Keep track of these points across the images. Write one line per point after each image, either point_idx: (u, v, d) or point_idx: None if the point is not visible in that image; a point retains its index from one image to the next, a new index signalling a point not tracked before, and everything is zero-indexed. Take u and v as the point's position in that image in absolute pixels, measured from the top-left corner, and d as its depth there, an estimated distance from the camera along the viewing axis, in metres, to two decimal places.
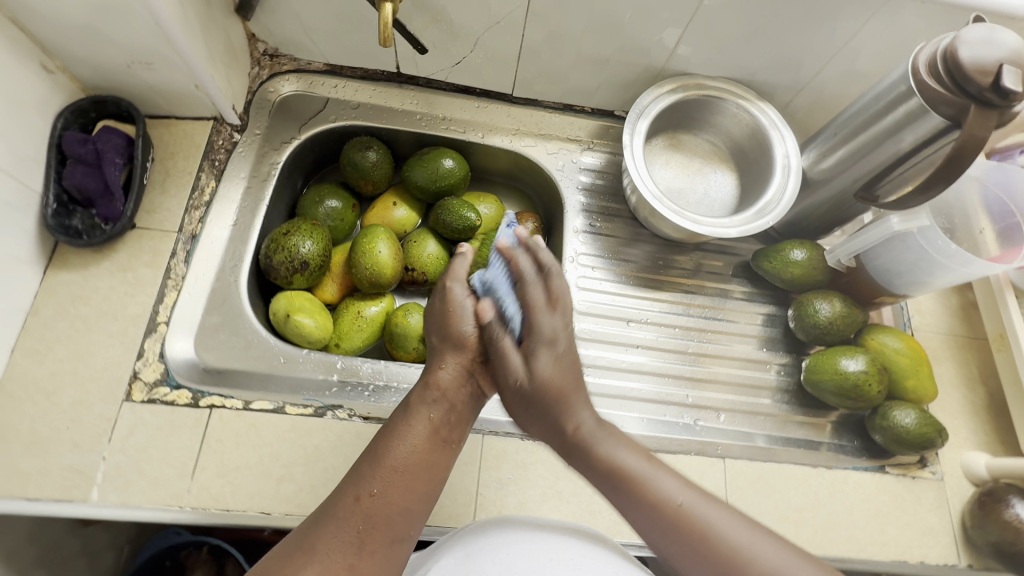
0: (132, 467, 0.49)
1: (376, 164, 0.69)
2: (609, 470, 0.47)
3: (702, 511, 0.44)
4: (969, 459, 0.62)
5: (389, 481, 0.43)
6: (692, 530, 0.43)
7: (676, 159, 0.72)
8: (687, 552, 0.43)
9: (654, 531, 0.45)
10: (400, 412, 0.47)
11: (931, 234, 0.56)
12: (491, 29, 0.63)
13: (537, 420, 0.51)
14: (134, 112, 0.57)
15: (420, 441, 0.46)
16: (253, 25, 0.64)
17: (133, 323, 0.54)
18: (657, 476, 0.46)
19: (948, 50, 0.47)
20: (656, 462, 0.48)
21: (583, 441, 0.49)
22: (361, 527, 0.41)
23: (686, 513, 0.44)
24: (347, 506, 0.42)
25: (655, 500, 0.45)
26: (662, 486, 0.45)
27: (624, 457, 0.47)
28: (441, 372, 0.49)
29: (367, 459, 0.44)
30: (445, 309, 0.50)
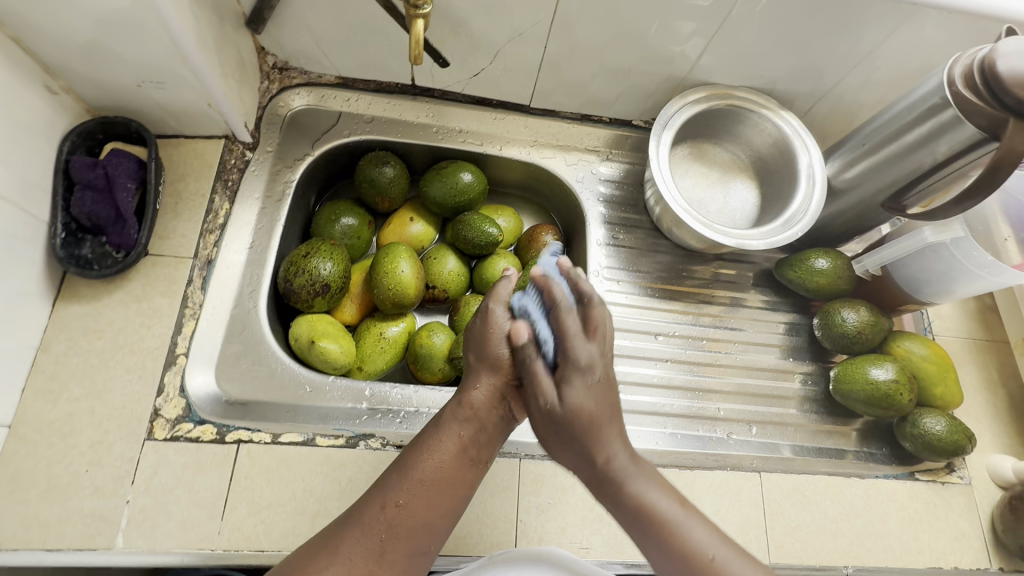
0: (158, 510, 0.47)
1: (394, 179, 0.67)
2: (643, 516, 0.43)
3: (736, 572, 0.40)
4: (996, 462, 0.62)
5: (414, 495, 0.42)
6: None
7: (697, 168, 0.72)
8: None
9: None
10: (431, 424, 0.46)
11: (965, 245, 0.56)
12: (513, 41, 0.61)
13: (566, 447, 0.46)
14: (145, 133, 0.54)
15: (449, 457, 0.44)
16: (263, 38, 0.62)
17: (151, 357, 0.51)
18: (689, 526, 0.42)
19: (986, 62, 0.47)
20: (689, 508, 0.43)
21: (615, 477, 0.44)
22: (384, 537, 0.40)
23: (718, 568, 0.40)
24: (371, 514, 0.41)
25: (687, 551, 0.41)
26: (694, 537, 0.41)
27: (657, 501, 0.43)
28: (475, 393, 0.46)
29: (396, 468, 0.43)
30: (484, 329, 0.47)
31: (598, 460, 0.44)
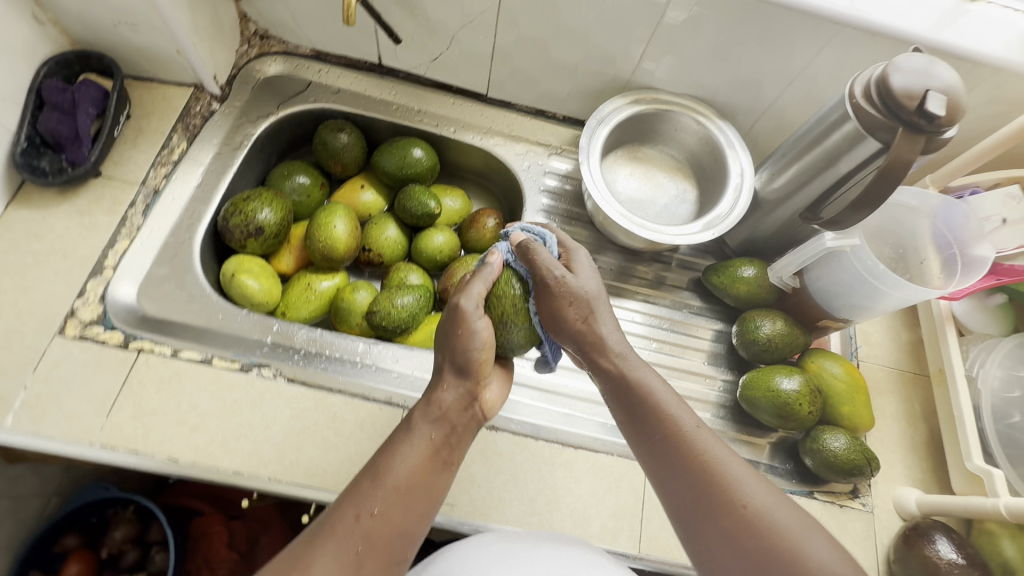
0: (51, 398, 0.50)
1: (347, 146, 0.71)
2: (638, 396, 0.46)
3: (710, 445, 0.43)
4: (901, 493, 0.60)
5: (389, 503, 0.40)
6: (704, 459, 0.42)
7: (639, 169, 0.74)
8: (694, 495, 0.41)
9: (667, 469, 0.43)
10: (400, 429, 0.44)
11: (862, 254, 0.57)
12: (465, 28, 0.66)
13: (579, 365, 0.49)
14: (114, 69, 0.61)
15: (422, 461, 0.42)
16: (245, 5, 0.69)
17: (81, 264, 0.56)
18: (681, 411, 0.45)
19: (881, 77, 0.48)
20: (681, 399, 0.46)
21: (620, 368, 0.47)
22: (361, 548, 0.38)
23: (696, 436, 0.43)
24: (346, 526, 0.39)
25: (676, 430, 0.44)
26: (682, 417, 0.44)
27: (655, 386, 0.46)
28: (443, 394, 0.46)
29: (368, 476, 0.41)
30: (456, 329, 0.46)
31: (598, 330, 0.48)
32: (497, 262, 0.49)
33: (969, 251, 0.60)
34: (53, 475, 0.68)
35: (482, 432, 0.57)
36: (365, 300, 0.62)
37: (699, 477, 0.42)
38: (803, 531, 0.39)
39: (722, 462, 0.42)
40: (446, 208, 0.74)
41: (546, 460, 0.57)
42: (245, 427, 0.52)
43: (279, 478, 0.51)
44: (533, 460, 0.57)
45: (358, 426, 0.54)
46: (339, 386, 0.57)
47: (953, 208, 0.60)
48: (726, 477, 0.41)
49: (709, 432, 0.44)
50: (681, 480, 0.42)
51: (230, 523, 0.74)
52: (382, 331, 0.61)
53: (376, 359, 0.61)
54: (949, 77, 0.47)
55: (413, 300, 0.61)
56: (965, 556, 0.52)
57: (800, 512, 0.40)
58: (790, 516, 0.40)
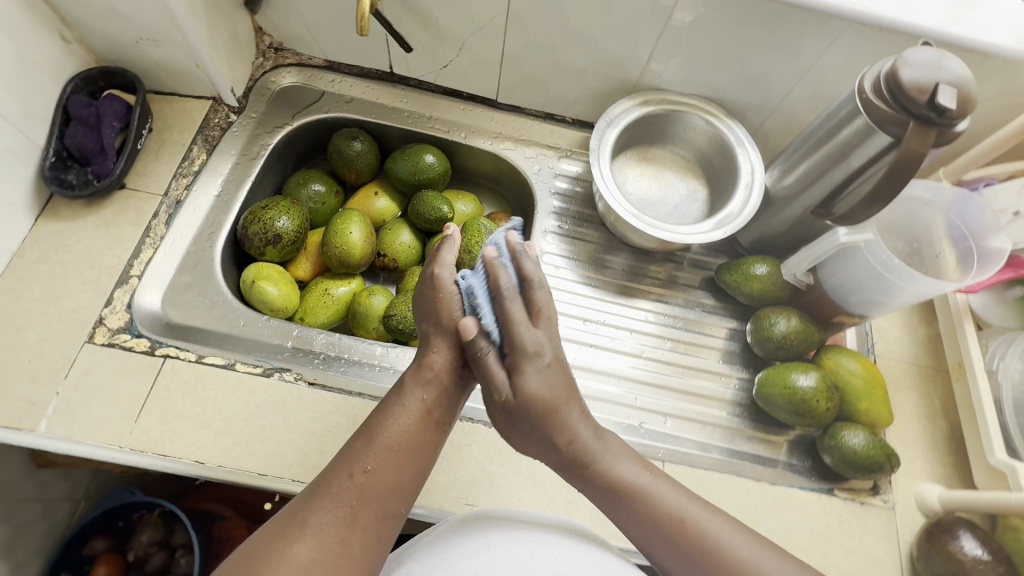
0: (81, 404, 0.52)
1: (361, 154, 0.72)
2: (619, 499, 0.46)
3: (706, 526, 0.44)
4: (923, 490, 0.60)
5: (383, 461, 0.42)
6: (699, 542, 0.44)
7: (649, 170, 0.75)
8: (697, 573, 0.44)
9: (660, 549, 0.45)
10: (394, 393, 0.46)
11: (876, 249, 0.57)
12: (474, 35, 0.67)
13: (526, 437, 0.46)
14: (137, 83, 0.63)
15: (413, 421, 0.44)
16: (260, 18, 0.70)
17: (107, 273, 0.58)
18: (659, 489, 0.46)
19: (891, 72, 0.48)
20: (658, 474, 0.47)
21: (581, 459, 0.46)
22: (355, 504, 0.40)
23: (689, 525, 0.44)
24: (341, 482, 0.40)
25: (663, 521, 0.44)
26: (665, 500, 0.45)
27: (625, 470, 0.46)
28: (434, 355, 0.46)
29: (362, 436, 0.43)
30: (434, 296, 0.47)
31: (564, 444, 0.45)
32: (455, 233, 0.48)
33: (984, 244, 0.60)
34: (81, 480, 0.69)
35: (499, 432, 0.58)
36: (382, 304, 0.63)
37: (676, 542, 0.44)
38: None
39: (720, 538, 0.44)
40: (459, 212, 0.75)
41: None
42: (268, 430, 0.53)
43: (302, 480, 0.52)
44: None
45: None
46: (358, 389, 0.58)
47: (967, 201, 0.61)
48: (727, 553, 0.43)
49: (697, 503, 0.46)
50: (681, 570, 0.44)
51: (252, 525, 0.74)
52: (398, 334, 0.62)
53: (394, 362, 0.61)
54: (958, 68, 0.48)
55: None
56: (989, 552, 0.52)
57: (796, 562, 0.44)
58: (785, 565, 0.43)
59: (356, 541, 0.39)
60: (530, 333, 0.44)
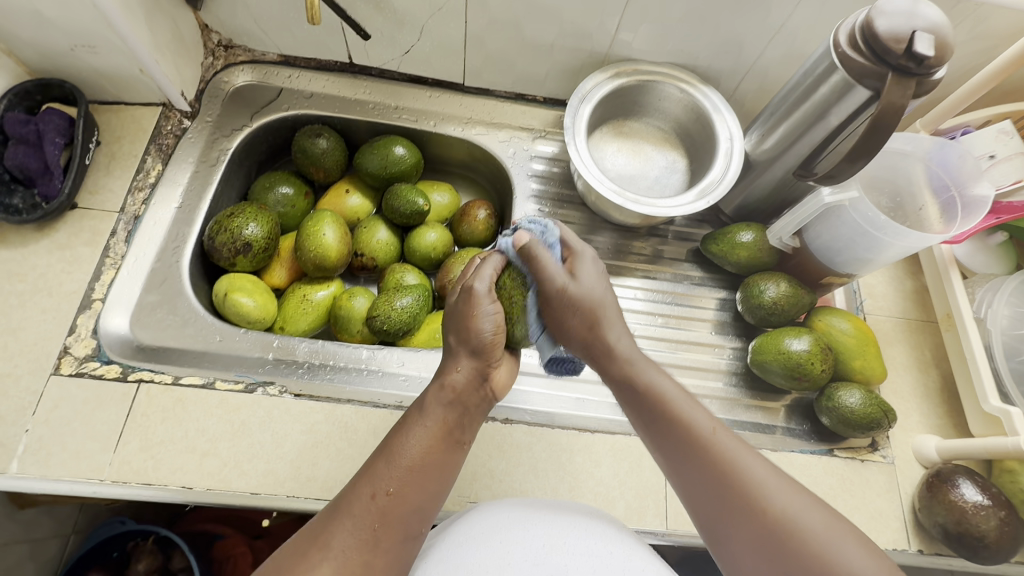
0: (54, 440, 0.49)
1: (327, 151, 0.69)
2: (654, 408, 0.44)
3: (732, 450, 0.41)
4: (920, 442, 0.60)
5: (404, 483, 0.38)
6: (715, 452, 0.41)
7: (626, 144, 0.73)
8: (710, 495, 0.41)
9: (676, 453, 0.43)
10: (412, 411, 0.42)
11: (861, 207, 0.56)
12: (434, 16, 0.64)
13: (567, 334, 0.48)
14: (77, 94, 0.59)
15: (435, 441, 0.40)
16: (204, 15, 0.65)
17: (67, 299, 0.55)
18: (693, 411, 0.43)
19: (866, 24, 0.47)
20: (692, 397, 0.45)
21: (620, 356, 0.46)
22: (377, 526, 0.37)
23: (711, 441, 0.41)
24: (362, 505, 0.37)
25: (688, 435, 0.42)
26: (696, 418, 0.43)
27: (665, 387, 0.45)
28: (454, 375, 0.43)
29: (381, 458, 0.39)
30: (466, 311, 0.44)
31: (608, 342, 0.47)
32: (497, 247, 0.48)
33: (966, 192, 0.58)
34: (68, 515, 0.67)
35: (496, 426, 0.56)
36: (364, 306, 0.61)
37: (707, 462, 0.41)
38: (830, 534, 0.37)
39: (736, 463, 0.40)
40: (435, 204, 0.73)
41: (565, 447, 0.56)
42: (256, 447, 0.52)
43: (298, 494, 0.50)
44: (551, 448, 0.56)
45: (371, 433, 0.54)
46: (347, 396, 0.56)
47: (947, 150, 0.59)
48: (744, 480, 0.39)
49: (725, 431, 0.42)
50: (695, 475, 0.42)
51: (254, 542, 0.72)
52: (384, 335, 0.60)
53: (381, 365, 0.59)
54: (932, 13, 0.46)
55: (413, 300, 0.59)
56: (989, 497, 0.52)
57: (829, 513, 0.38)
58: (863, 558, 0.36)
59: (378, 563, 0.37)
60: (580, 273, 0.47)
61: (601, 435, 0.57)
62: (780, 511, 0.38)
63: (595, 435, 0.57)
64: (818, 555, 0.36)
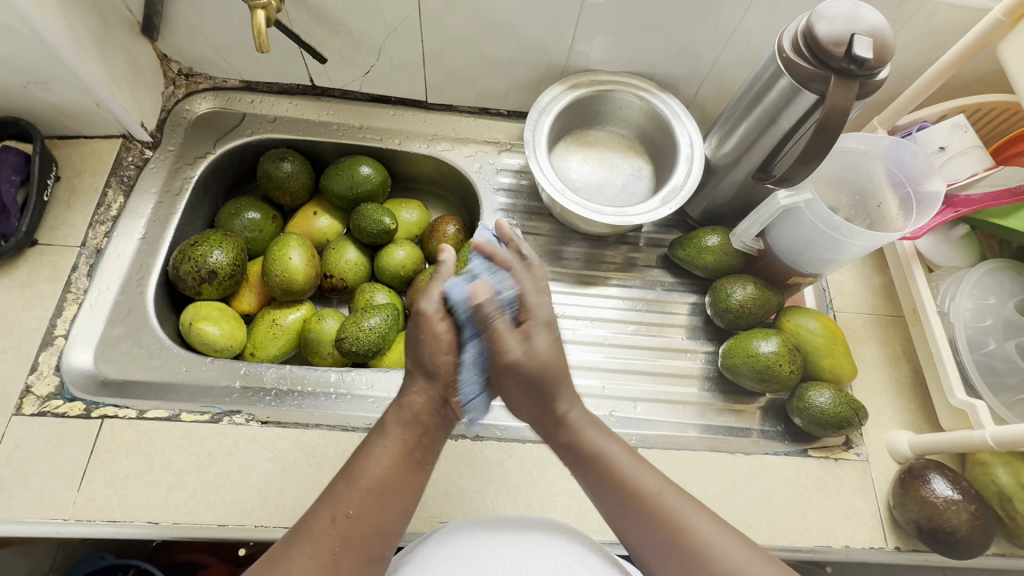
0: (15, 481, 0.49)
1: (292, 174, 0.69)
2: (600, 471, 0.44)
3: (682, 513, 0.41)
4: (893, 438, 0.60)
5: (365, 504, 0.38)
6: (666, 523, 0.40)
7: (591, 154, 0.73)
8: (659, 551, 0.41)
9: (626, 518, 0.42)
10: (373, 432, 0.42)
11: (817, 208, 0.56)
12: (391, 36, 0.65)
13: (529, 400, 0.46)
14: (33, 131, 0.59)
15: (395, 461, 0.40)
16: (161, 45, 0.65)
17: (28, 337, 0.55)
18: (637, 471, 0.43)
19: (808, 28, 0.48)
20: (637, 455, 0.45)
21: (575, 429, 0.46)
22: (337, 551, 0.37)
23: (657, 498, 0.41)
24: (321, 529, 0.37)
25: (637, 496, 0.42)
26: (640, 478, 0.43)
27: (612, 452, 0.44)
28: (413, 396, 0.43)
29: (342, 478, 0.39)
30: (417, 334, 0.43)
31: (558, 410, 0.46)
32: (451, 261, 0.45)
33: (921, 188, 0.59)
34: (43, 553, 0.66)
35: (467, 443, 0.56)
36: (333, 328, 0.61)
37: (656, 528, 0.41)
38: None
39: (690, 525, 0.40)
40: (404, 221, 0.72)
41: (536, 461, 0.56)
42: (223, 478, 0.51)
43: (266, 524, 0.50)
44: (522, 464, 0.56)
45: (339, 458, 0.53)
46: (316, 420, 0.56)
47: (902, 147, 0.59)
48: (696, 538, 0.39)
49: (676, 490, 0.43)
50: (641, 537, 0.41)
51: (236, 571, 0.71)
52: (353, 357, 0.59)
53: (350, 387, 0.59)
54: (873, 16, 0.47)
55: (381, 320, 0.59)
56: (959, 492, 0.52)
57: (773, 563, 0.39)
58: None
59: None
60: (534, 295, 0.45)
61: None
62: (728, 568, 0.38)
63: None
64: None
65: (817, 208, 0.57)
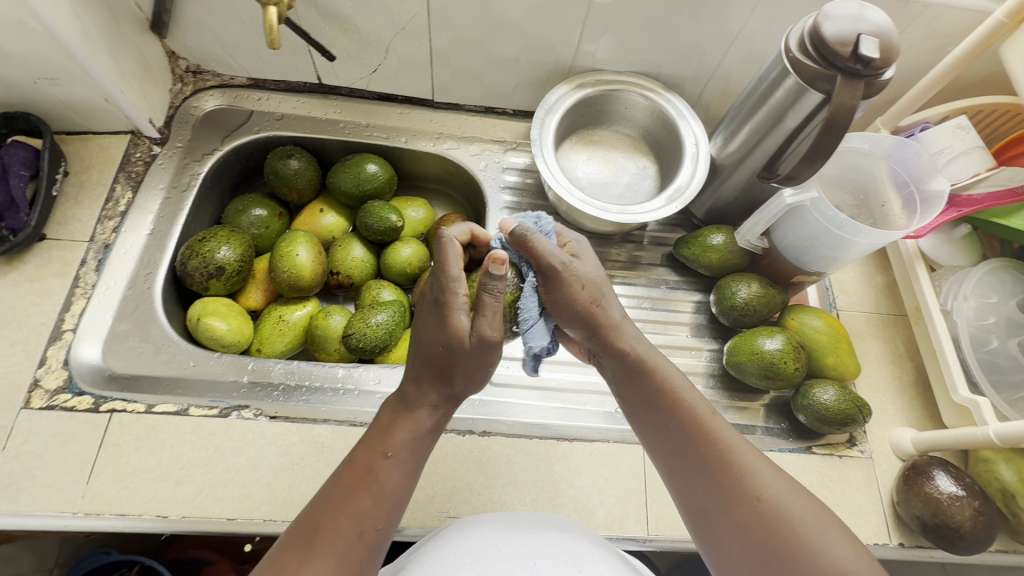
0: (24, 474, 0.49)
1: (299, 171, 0.69)
2: (654, 394, 0.44)
3: (732, 444, 0.41)
4: (896, 435, 0.60)
5: (390, 515, 0.38)
6: (716, 450, 0.41)
7: (596, 153, 0.74)
8: (706, 480, 0.41)
9: (677, 451, 0.43)
10: (393, 436, 0.40)
11: (822, 206, 0.57)
12: (399, 35, 0.65)
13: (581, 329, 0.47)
14: (42, 126, 0.60)
15: (411, 469, 0.40)
16: (170, 42, 0.66)
17: (37, 331, 0.55)
18: (699, 402, 0.44)
19: (814, 28, 0.48)
20: (703, 393, 0.45)
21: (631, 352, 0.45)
22: (363, 560, 0.36)
23: (710, 425, 0.42)
24: (349, 542, 0.36)
25: (689, 421, 0.43)
26: (696, 406, 0.43)
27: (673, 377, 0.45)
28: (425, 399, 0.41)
29: (367, 488, 0.38)
30: (431, 328, 0.41)
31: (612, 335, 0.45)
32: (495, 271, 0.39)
33: (924, 188, 0.60)
34: (48, 549, 0.66)
35: (474, 439, 0.56)
36: (340, 324, 0.61)
37: (708, 458, 0.41)
38: (817, 526, 0.37)
39: (738, 455, 0.41)
40: (410, 219, 0.73)
41: (543, 456, 0.56)
42: (232, 472, 0.51)
43: (274, 518, 0.50)
44: (530, 459, 0.56)
45: (347, 453, 0.54)
46: (323, 416, 0.56)
47: (905, 147, 0.60)
48: (745, 469, 0.40)
49: (723, 418, 0.43)
50: (692, 468, 0.42)
51: (240, 567, 0.71)
52: (360, 353, 0.60)
53: (358, 383, 0.59)
54: (878, 17, 0.48)
55: (389, 317, 0.60)
56: (963, 488, 0.52)
57: (822, 508, 0.39)
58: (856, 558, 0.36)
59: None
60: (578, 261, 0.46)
61: (580, 443, 0.57)
62: (774, 500, 0.38)
63: (574, 444, 0.57)
64: (798, 536, 0.37)
65: (822, 207, 0.57)
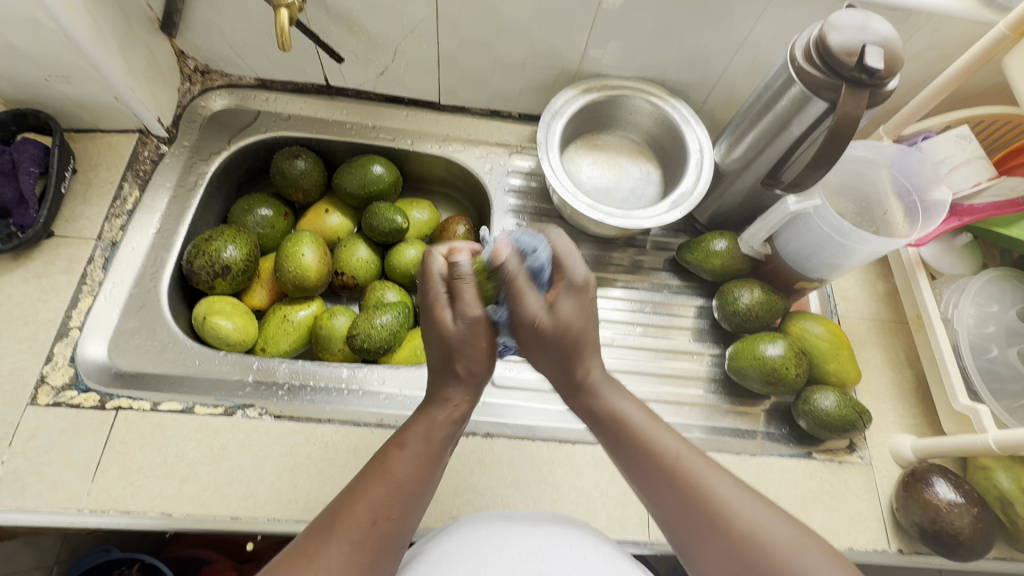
0: (30, 470, 0.49)
1: (305, 172, 0.69)
2: (620, 433, 0.43)
3: (701, 474, 0.40)
4: (896, 442, 0.61)
5: (406, 505, 0.38)
6: (686, 485, 0.40)
7: (601, 158, 0.74)
8: (680, 515, 0.40)
9: (650, 487, 0.41)
10: (408, 430, 0.41)
11: (825, 214, 0.58)
12: (407, 38, 0.66)
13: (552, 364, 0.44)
14: (52, 124, 0.60)
15: (428, 461, 0.40)
16: (180, 42, 0.66)
17: (44, 328, 0.55)
18: (657, 434, 0.42)
19: (819, 37, 0.49)
20: (659, 420, 0.44)
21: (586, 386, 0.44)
22: (376, 551, 0.36)
23: (676, 459, 0.41)
24: (362, 527, 0.36)
25: (656, 458, 0.41)
26: (661, 442, 0.42)
27: (633, 414, 0.44)
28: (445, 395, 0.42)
29: (380, 476, 0.38)
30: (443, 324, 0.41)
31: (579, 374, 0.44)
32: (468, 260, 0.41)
33: (926, 197, 0.60)
34: (49, 546, 0.66)
35: (477, 441, 0.57)
36: (344, 325, 0.61)
37: (678, 492, 0.40)
38: (797, 552, 0.36)
39: (709, 486, 0.39)
40: (415, 221, 0.73)
41: (546, 459, 0.57)
42: (236, 471, 0.51)
43: (278, 517, 0.50)
44: (531, 461, 0.56)
45: (351, 453, 0.54)
46: (328, 415, 0.57)
47: (908, 157, 0.60)
48: (711, 499, 0.39)
49: (692, 450, 0.42)
50: (665, 502, 0.41)
51: (240, 566, 0.71)
52: (364, 353, 0.60)
53: (362, 383, 0.60)
54: (883, 27, 0.48)
55: (393, 318, 0.60)
56: (962, 494, 0.53)
57: (800, 527, 0.38)
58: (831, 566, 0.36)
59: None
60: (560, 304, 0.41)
61: (582, 446, 0.58)
62: (746, 529, 0.37)
63: (576, 446, 0.58)
64: (775, 565, 0.36)
65: (824, 214, 0.58)
